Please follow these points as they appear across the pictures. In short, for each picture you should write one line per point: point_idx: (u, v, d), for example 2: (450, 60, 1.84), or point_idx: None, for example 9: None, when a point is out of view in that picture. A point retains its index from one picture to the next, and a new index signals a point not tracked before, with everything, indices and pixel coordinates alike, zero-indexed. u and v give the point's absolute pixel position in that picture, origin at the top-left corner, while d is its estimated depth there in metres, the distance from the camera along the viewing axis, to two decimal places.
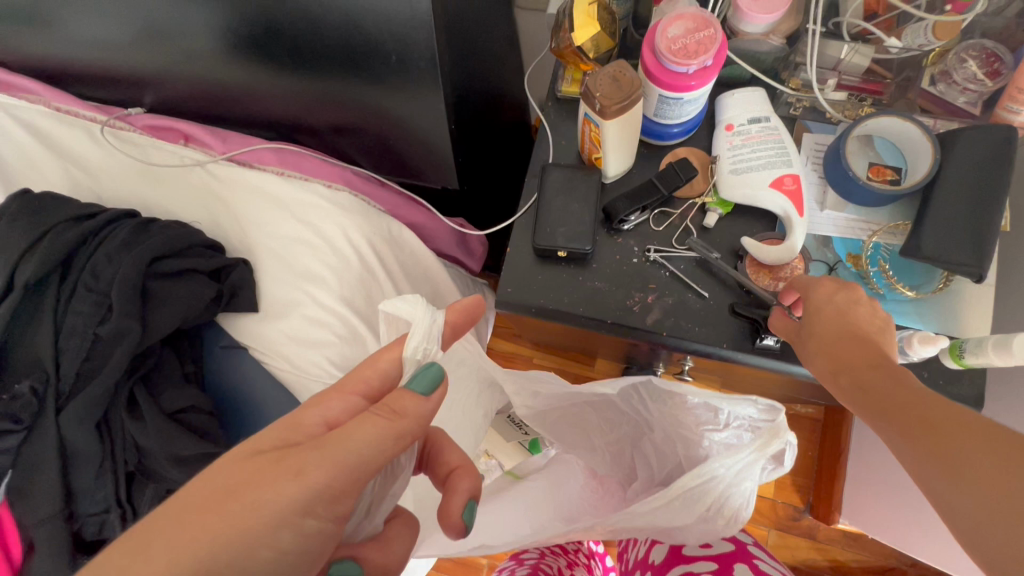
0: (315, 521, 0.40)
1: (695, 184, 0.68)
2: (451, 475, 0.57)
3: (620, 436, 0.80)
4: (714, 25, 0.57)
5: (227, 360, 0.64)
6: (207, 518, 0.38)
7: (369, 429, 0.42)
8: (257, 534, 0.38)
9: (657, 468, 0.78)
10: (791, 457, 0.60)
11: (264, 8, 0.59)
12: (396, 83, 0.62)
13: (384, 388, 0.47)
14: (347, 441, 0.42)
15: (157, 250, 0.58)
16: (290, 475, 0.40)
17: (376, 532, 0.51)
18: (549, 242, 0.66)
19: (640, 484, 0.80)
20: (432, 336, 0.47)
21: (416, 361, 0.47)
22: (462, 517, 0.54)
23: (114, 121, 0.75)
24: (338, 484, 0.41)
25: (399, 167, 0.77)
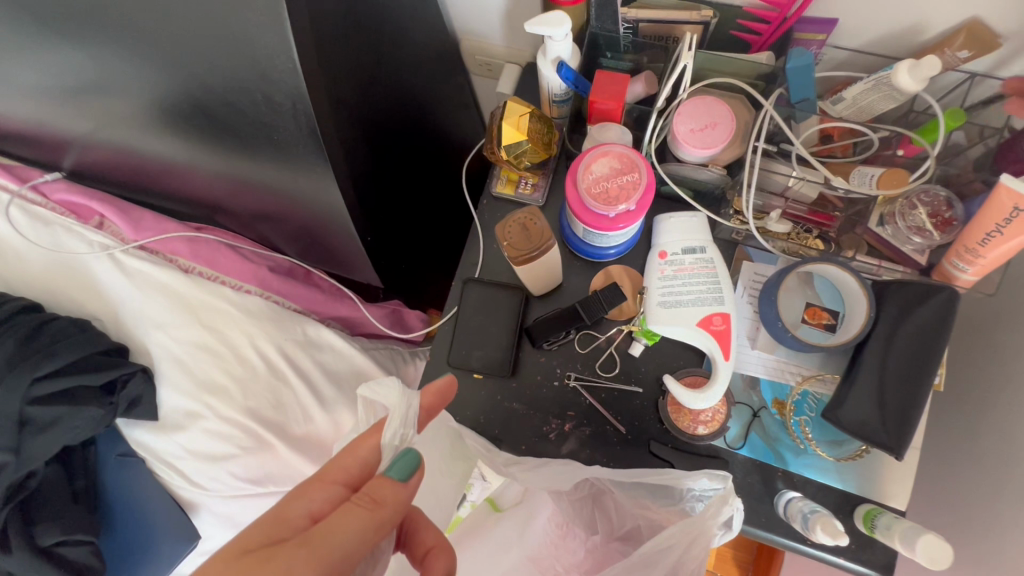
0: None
1: (624, 308, 0.65)
2: (427, 555, 0.54)
3: (582, 492, 0.73)
4: (640, 167, 0.53)
5: (123, 470, 0.62)
6: None
7: (352, 521, 0.44)
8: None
9: (617, 524, 0.71)
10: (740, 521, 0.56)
11: (172, 99, 0.56)
12: (312, 184, 0.59)
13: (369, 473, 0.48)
14: (326, 539, 0.43)
15: (39, 369, 0.55)
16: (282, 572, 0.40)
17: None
18: (463, 361, 0.64)
19: (600, 539, 0.73)
20: (409, 420, 0.49)
21: (394, 447, 0.48)
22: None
23: (27, 191, 0.71)
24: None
25: (327, 258, 0.74)
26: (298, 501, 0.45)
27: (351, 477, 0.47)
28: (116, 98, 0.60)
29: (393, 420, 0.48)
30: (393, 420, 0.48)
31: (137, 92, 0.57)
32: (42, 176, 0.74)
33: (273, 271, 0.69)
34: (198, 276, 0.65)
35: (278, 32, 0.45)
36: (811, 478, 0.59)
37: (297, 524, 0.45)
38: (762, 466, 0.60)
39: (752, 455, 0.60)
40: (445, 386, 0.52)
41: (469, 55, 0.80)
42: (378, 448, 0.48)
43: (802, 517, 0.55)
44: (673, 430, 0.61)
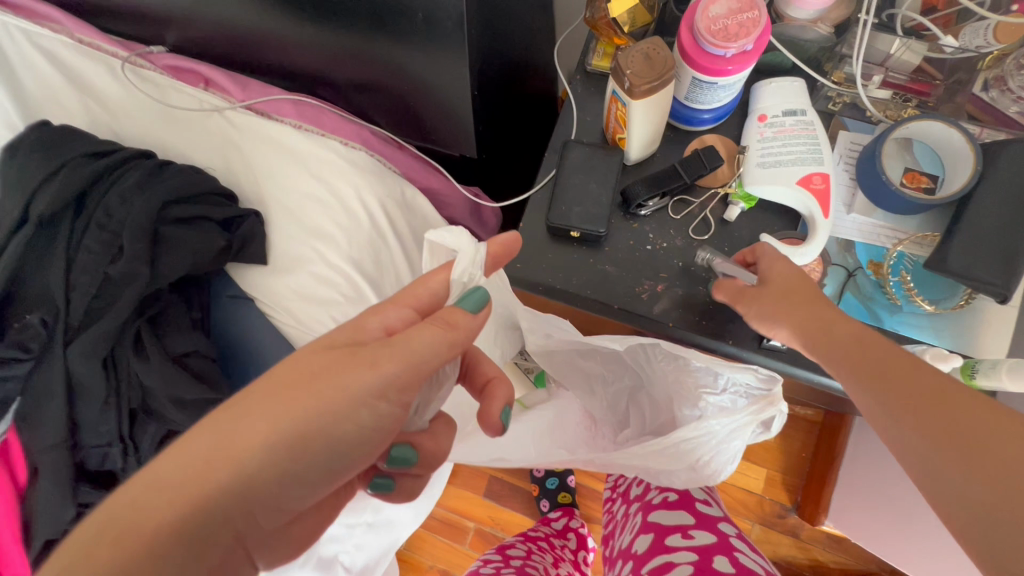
0: (389, 406, 0.41)
1: (720, 173, 0.65)
2: (488, 384, 0.57)
3: (618, 386, 0.79)
4: (759, 6, 0.54)
5: (233, 309, 0.65)
6: (293, 395, 0.39)
7: (429, 336, 0.41)
8: (340, 414, 0.40)
9: (651, 418, 0.77)
10: (778, 423, 0.60)
11: None
12: (420, 42, 0.60)
13: (437, 305, 0.46)
14: (404, 346, 0.41)
15: (169, 194, 0.58)
16: (364, 366, 0.40)
17: (424, 426, 0.51)
18: (561, 221, 0.65)
19: (630, 433, 0.78)
20: (478, 259, 0.46)
21: (463, 286, 0.47)
22: (501, 419, 0.55)
23: (136, 57, 0.74)
24: (407, 375, 0.41)
25: (419, 131, 0.75)
26: (371, 317, 0.44)
27: (421, 303, 0.46)
28: None
29: (461, 259, 0.46)
30: (461, 260, 0.46)
31: None
32: (147, 48, 0.76)
33: (374, 134, 0.71)
34: (307, 129, 0.68)
35: None
36: (907, 335, 0.59)
37: (373, 333, 0.43)
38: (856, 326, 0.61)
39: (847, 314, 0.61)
40: (513, 235, 0.49)
41: None
42: (446, 283, 0.46)
43: None
44: None
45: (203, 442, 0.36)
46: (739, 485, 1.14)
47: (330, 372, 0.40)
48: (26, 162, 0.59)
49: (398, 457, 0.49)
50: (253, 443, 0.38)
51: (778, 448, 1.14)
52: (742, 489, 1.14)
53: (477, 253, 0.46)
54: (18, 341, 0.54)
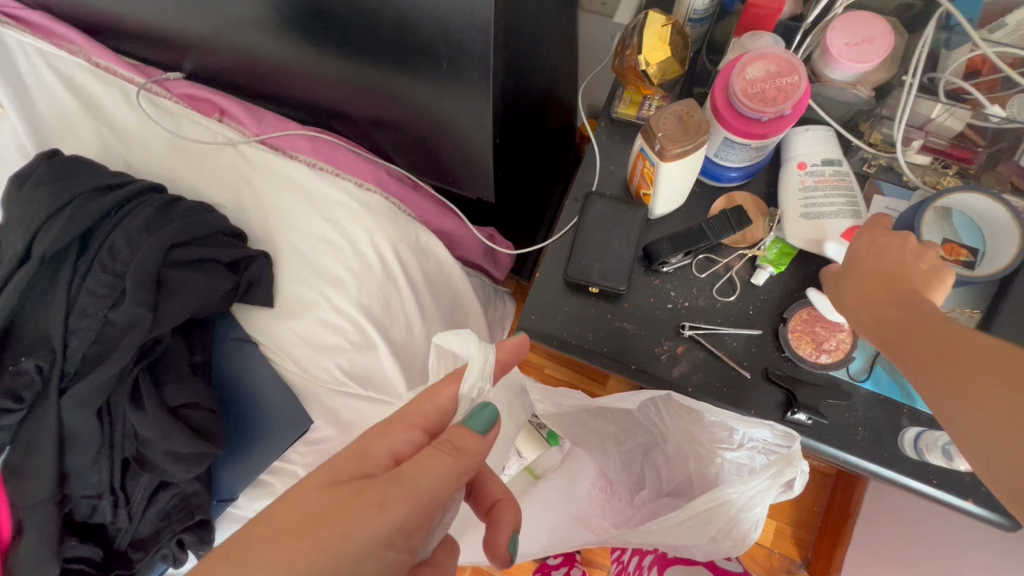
0: (395, 553, 0.39)
1: (749, 233, 0.63)
2: (495, 506, 0.53)
3: (631, 445, 0.71)
4: (799, 71, 0.51)
5: (237, 353, 0.62)
6: (298, 544, 0.37)
7: (437, 467, 0.40)
8: (345, 567, 0.37)
9: (667, 479, 0.70)
10: (801, 485, 0.53)
11: None
12: (442, 85, 0.59)
13: (443, 424, 0.45)
14: (412, 482, 0.40)
15: (176, 236, 0.56)
16: (372, 509, 0.38)
17: (429, 555, 0.48)
18: (580, 276, 0.62)
19: (648, 495, 0.72)
20: (487, 371, 0.46)
21: (471, 401, 0.45)
22: (509, 549, 0.50)
23: (152, 84, 0.72)
24: (416, 516, 0.40)
25: (436, 170, 0.73)
26: (379, 441, 0.42)
27: (429, 423, 0.45)
28: None
29: (472, 370, 0.45)
30: (470, 372, 0.45)
31: None
32: (163, 74, 0.75)
33: (390, 174, 0.70)
34: (322, 168, 0.66)
35: None
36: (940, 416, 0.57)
37: (381, 461, 0.42)
38: (884, 402, 0.58)
39: (876, 389, 0.58)
40: (520, 339, 0.49)
41: None
42: (455, 398, 0.45)
43: (941, 449, 0.53)
44: (793, 359, 0.59)
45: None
46: None
47: (336, 515, 0.38)
48: (33, 195, 0.58)
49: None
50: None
51: (789, 499, 1.10)
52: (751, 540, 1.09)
53: (488, 365, 0.45)
54: (12, 389, 0.51)
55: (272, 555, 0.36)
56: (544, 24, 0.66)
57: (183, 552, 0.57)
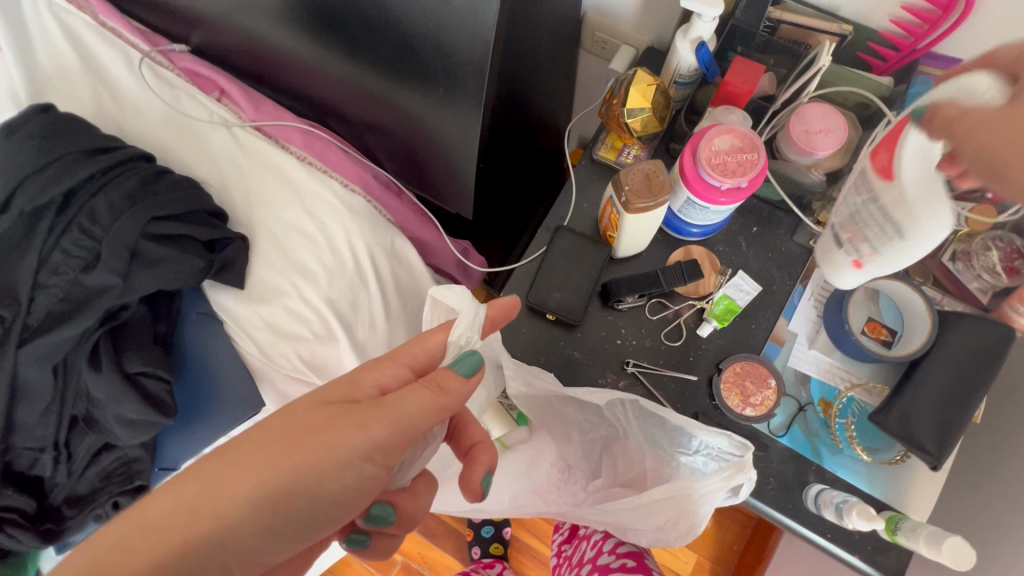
0: (373, 468, 0.40)
1: (700, 286, 0.68)
2: (472, 448, 0.55)
3: (595, 435, 0.72)
4: (759, 149, 0.57)
5: (200, 327, 0.64)
6: (284, 448, 0.39)
7: (418, 400, 0.41)
8: (326, 474, 0.38)
9: (622, 470, 0.71)
10: (747, 491, 0.55)
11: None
12: (437, 103, 0.62)
13: (432, 364, 0.47)
14: (394, 410, 0.40)
15: (157, 209, 0.58)
16: (352, 426, 0.39)
17: (407, 484, 0.46)
18: (540, 302, 0.66)
19: (602, 483, 0.73)
20: (476, 324, 0.48)
21: (458, 348, 0.47)
22: (483, 487, 0.52)
23: (157, 55, 0.74)
24: (393, 440, 0.40)
25: (421, 181, 0.77)
26: (368, 372, 0.43)
27: (416, 362, 0.46)
28: None
29: (462, 321, 0.47)
30: (461, 322, 0.47)
31: None
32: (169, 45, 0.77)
33: (376, 180, 0.74)
34: (311, 163, 0.69)
35: None
36: (841, 477, 0.62)
37: (368, 391, 0.42)
38: (797, 457, 0.63)
39: (791, 445, 0.64)
40: (511, 301, 0.57)
41: (589, 32, 0.83)
42: (443, 345, 0.47)
43: (834, 506, 0.58)
44: (721, 407, 0.64)
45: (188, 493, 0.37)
46: (668, 566, 1.15)
47: (321, 428, 0.39)
48: (22, 147, 0.59)
49: (375, 517, 0.44)
50: (238, 495, 0.37)
51: (711, 535, 1.16)
52: (672, 569, 1.15)
53: (478, 316, 0.47)
54: None
55: (261, 454, 0.38)
56: (541, 63, 0.70)
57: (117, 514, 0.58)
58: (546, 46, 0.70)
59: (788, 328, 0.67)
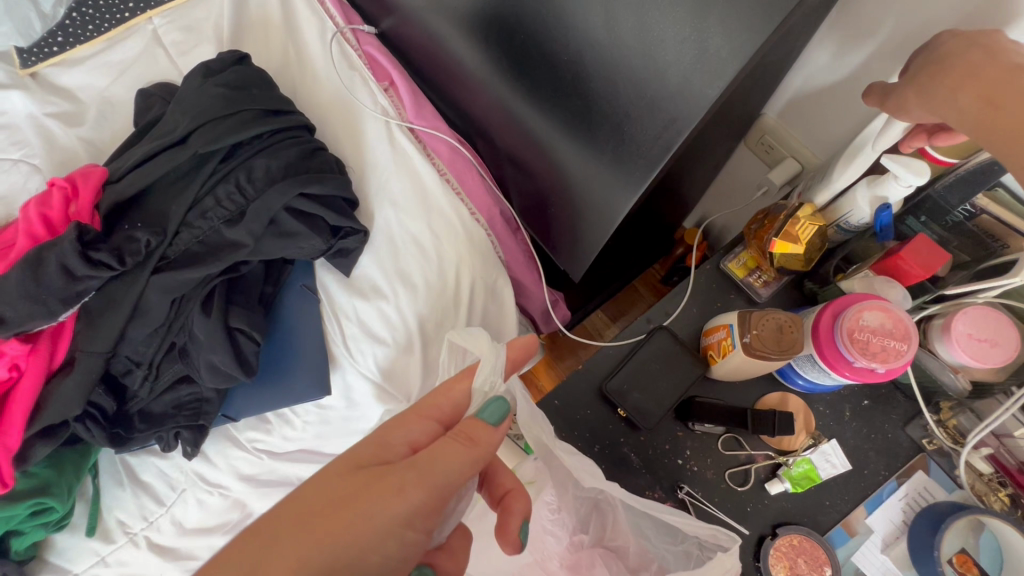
0: (413, 535, 0.40)
1: (784, 441, 0.63)
2: (505, 496, 0.53)
3: (589, 492, 0.65)
4: (911, 339, 0.51)
5: (300, 299, 0.67)
6: (323, 525, 0.39)
7: (451, 458, 0.41)
8: (369, 545, 0.39)
9: (610, 534, 0.66)
10: None
11: (526, 42, 0.59)
12: (590, 170, 0.60)
13: (458, 416, 0.47)
14: (428, 469, 0.41)
15: (302, 187, 0.61)
16: (390, 492, 0.40)
17: (443, 541, 0.47)
18: (615, 393, 0.64)
19: (586, 541, 0.66)
20: (498, 370, 0.48)
21: (483, 395, 0.46)
22: (521, 537, 0.50)
23: (348, 31, 0.78)
24: (430, 503, 0.40)
25: (541, 228, 0.76)
26: (395, 431, 0.44)
27: (444, 416, 0.46)
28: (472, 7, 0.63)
29: (484, 365, 0.47)
30: (484, 366, 0.47)
31: (496, 14, 0.61)
32: (362, 25, 0.81)
33: (500, 214, 0.75)
34: (449, 181, 0.71)
35: (691, 51, 0.46)
36: None
37: (398, 451, 0.43)
38: None
39: None
40: (529, 341, 0.52)
41: (759, 131, 0.78)
42: (467, 394, 0.46)
43: None
44: (763, 572, 0.59)
45: (236, 569, 0.37)
46: None
47: (360, 496, 0.40)
48: (212, 92, 0.64)
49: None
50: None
51: None
52: None
53: (498, 360, 0.47)
54: (117, 249, 0.58)
55: (295, 535, 0.38)
56: (703, 157, 0.67)
57: (175, 441, 0.62)
58: (715, 143, 0.67)
59: (865, 521, 0.61)
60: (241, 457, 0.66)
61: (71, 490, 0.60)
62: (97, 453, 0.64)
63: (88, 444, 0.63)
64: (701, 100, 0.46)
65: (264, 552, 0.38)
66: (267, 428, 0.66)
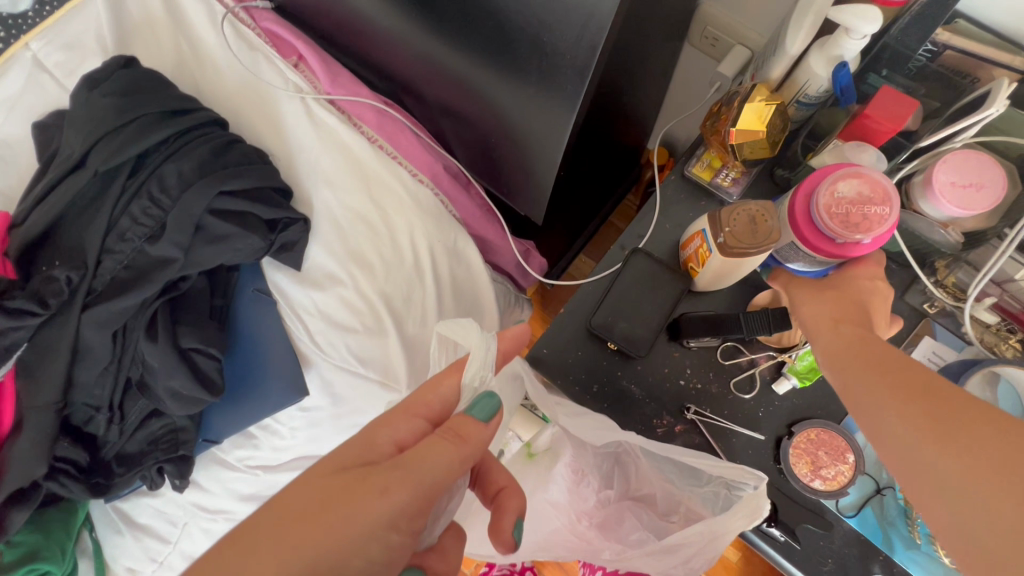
0: (399, 536, 0.37)
1: (784, 337, 0.60)
2: (498, 495, 0.50)
3: (608, 449, 0.66)
4: (893, 202, 0.48)
5: (254, 304, 0.63)
6: (301, 532, 0.35)
7: (441, 455, 0.39)
8: (352, 548, 0.36)
9: (635, 485, 0.68)
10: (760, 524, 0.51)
11: None
12: (522, 97, 0.55)
13: (447, 413, 0.44)
14: (416, 468, 0.38)
15: (222, 185, 0.56)
16: (374, 494, 0.37)
17: (435, 542, 0.45)
18: (603, 328, 0.61)
19: (613, 495, 0.68)
20: (489, 362, 0.44)
21: (474, 389, 0.44)
22: (514, 536, 0.48)
23: (239, 10, 0.71)
24: (417, 501, 0.38)
25: (493, 176, 0.71)
26: (382, 428, 0.41)
27: (434, 413, 0.43)
28: None
29: (473, 361, 0.43)
30: (473, 360, 0.43)
31: None
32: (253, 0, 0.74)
33: (445, 170, 0.70)
34: (381, 147, 0.66)
35: None
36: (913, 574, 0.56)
37: (384, 450, 0.40)
38: (864, 543, 0.57)
39: (860, 529, 0.57)
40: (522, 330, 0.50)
41: (700, 23, 0.73)
42: (457, 389, 0.43)
43: None
44: (786, 474, 0.58)
45: None
46: None
47: (343, 498, 0.37)
48: (99, 105, 0.58)
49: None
50: None
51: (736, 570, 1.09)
52: None
53: (490, 353, 0.43)
54: (38, 294, 0.54)
55: (273, 545, 0.35)
56: (642, 60, 0.62)
57: (161, 477, 0.60)
58: (653, 41, 0.61)
59: None
60: (236, 479, 0.63)
61: (65, 549, 0.59)
62: (86, 507, 0.62)
63: (68, 501, 0.61)
64: None
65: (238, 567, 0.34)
66: (254, 443, 0.63)
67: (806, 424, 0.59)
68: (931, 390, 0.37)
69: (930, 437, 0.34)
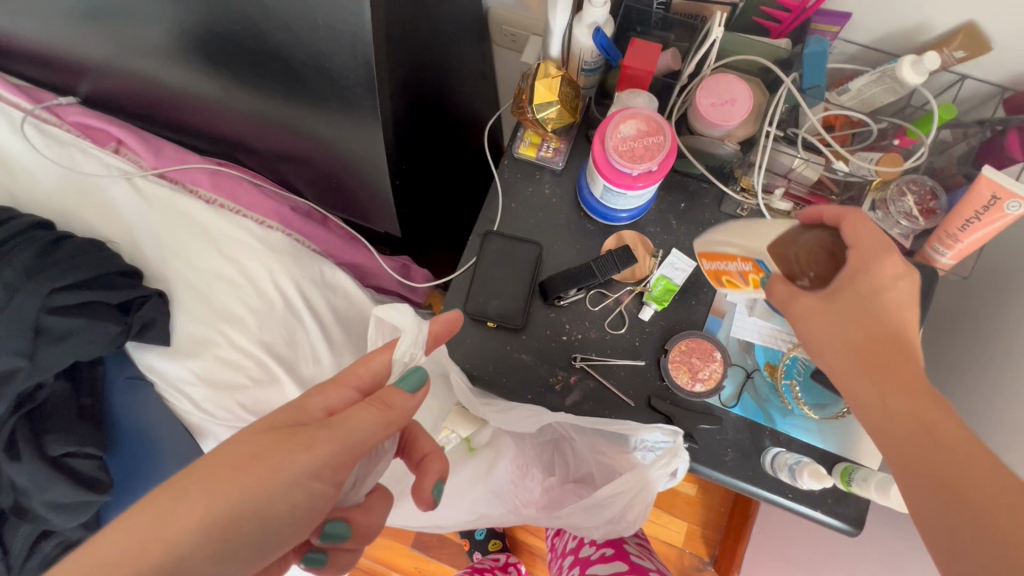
0: (323, 486, 0.39)
1: (637, 270, 0.68)
2: (422, 461, 0.52)
3: (545, 437, 0.73)
4: (665, 130, 0.56)
5: (129, 393, 0.62)
6: (228, 478, 0.37)
7: (365, 416, 0.41)
8: (275, 497, 0.37)
9: (575, 467, 0.74)
10: (683, 469, 0.60)
11: (203, 33, 0.55)
12: (335, 123, 0.58)
13: (378, 384, 0.46)
14: (341, 426, 0.40)
15: (56, 281, 0.55)
16: (302, 447, 0.39)
17: (361, 499, 0.47)
18: (478, 311, 0.66)
19: (556, 480, 0.75)
20: (420, 341, 0.48)
21: (404, 365, 0.47)
22: (434, 493, 0.50)
23: (42, 112, 0.70)
24: (340, 456, 0.40)
25: (345, 206, 0.74)
26: (313, 396, 0.43)
27: (364, 384, 0.45)
28: (135, 22, 0.58)
29: (404, 339, 0.47)
30: (404, 340, 0.47)
31: (159, 19, 0.56)
32: (56, 99, 0.72)
33: (293, 211, 0.72)
34: (220, 205, 0.67)
35: None
36: (796, 437, 0.64)
37: (314, 414, 0.42)
38: (751, 425, 0.64)
39: (743, 414, 0.64)
40: (453, 314, 0.50)
41: (497, 26, 0.80)
42: (389, 363, 0.46)
43: (788, 469, 0.60)
44: (671, 387, 0.64)
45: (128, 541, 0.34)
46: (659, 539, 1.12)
47: (270, 451, 0.38)
48: None
49: (330, 534, 0.44)
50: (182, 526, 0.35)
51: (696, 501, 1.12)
52: (665, 542, 1.12)
53: (421, 334, 0.47)
54: None
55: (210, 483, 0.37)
56: (449, 64, 0.67)
57: None
58: (453, 46, 0.67)
59: (727, 300, 0.68)
60: None
61: None
62: None
63: None
64: (361, 6, 0.45)
65: (170, 506, 0.35)
66: None
67: (677, 335, 0.66)
68: (967, 462, 0.35)
69: (923, 485, 0.36)
